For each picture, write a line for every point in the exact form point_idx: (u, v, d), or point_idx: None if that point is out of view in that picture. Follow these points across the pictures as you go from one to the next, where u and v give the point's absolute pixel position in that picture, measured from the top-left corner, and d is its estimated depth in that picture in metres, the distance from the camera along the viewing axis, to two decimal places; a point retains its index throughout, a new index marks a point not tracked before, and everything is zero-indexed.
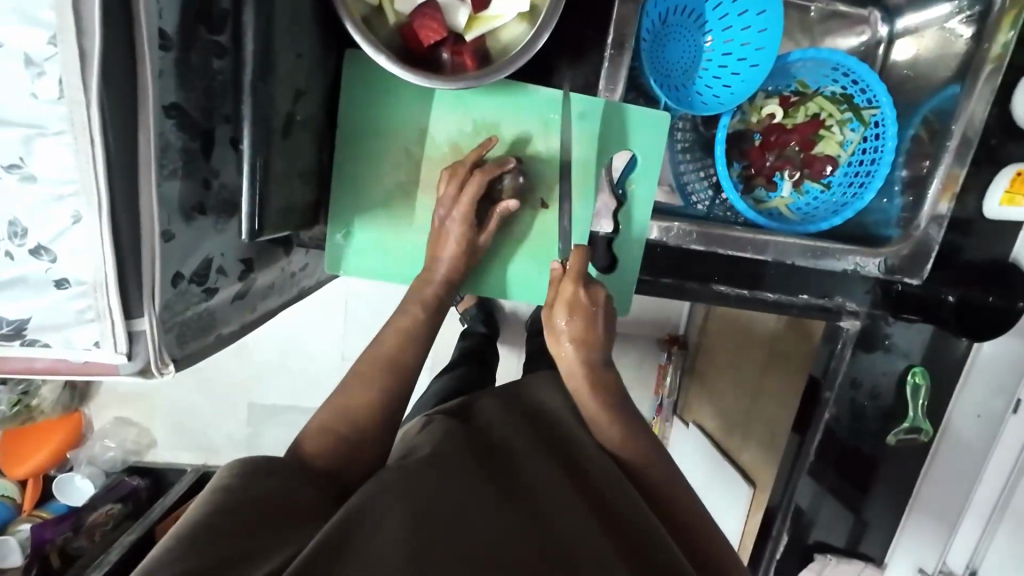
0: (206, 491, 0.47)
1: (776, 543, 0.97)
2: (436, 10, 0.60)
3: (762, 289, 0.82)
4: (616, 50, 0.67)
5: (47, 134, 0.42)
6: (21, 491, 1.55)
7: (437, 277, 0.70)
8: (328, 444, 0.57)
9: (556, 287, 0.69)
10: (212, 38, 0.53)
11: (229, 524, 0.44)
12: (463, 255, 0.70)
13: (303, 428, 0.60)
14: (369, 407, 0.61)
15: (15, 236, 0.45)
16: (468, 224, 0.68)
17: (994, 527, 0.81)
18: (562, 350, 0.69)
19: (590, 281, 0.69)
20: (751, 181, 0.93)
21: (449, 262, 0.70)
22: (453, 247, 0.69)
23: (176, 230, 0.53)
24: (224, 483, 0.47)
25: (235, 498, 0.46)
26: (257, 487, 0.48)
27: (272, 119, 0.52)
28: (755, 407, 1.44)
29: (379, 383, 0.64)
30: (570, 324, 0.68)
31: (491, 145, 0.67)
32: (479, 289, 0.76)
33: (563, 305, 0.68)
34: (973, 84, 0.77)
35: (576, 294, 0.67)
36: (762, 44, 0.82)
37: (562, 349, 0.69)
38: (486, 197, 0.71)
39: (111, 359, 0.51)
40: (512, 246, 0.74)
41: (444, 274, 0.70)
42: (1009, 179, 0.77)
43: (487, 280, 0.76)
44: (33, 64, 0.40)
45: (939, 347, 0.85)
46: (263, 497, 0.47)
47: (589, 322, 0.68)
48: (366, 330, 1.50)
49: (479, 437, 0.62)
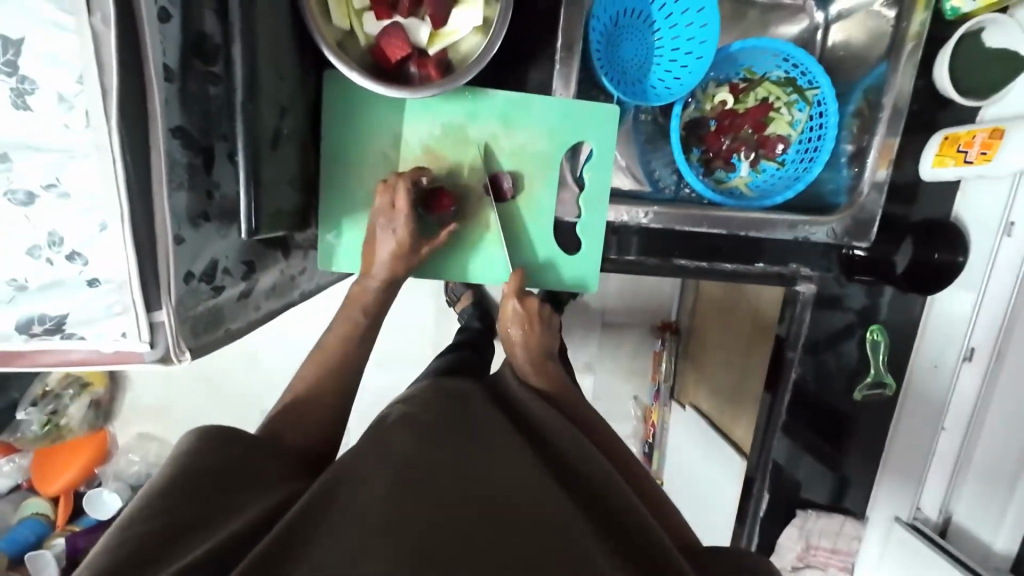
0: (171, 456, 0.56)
1: (758, 501, 1.02)
2: (400, 29, 0.69)
3: (720, 260, 0.88)
4: (566, 53, 0.74)
5: (77, 157, 0.51)
6: (55, 508, 1.62)
7: (376, 270, 0.77)
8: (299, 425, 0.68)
9: (500, 305, 0.82)
10: (207, 69, 0.62)
11: (190, 482, 0.53)
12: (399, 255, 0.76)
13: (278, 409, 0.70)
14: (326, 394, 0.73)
15: (53, 244, 0.54)
16: (403, 217, 0.74)
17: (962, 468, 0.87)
18: (512, 347, 0.83)
19: (525, 294, 0.82)
20: (710, 164, 1.00)
21: (389, 250, 0.76)
22: (390, 241, 0.75)
23: (186, 235, 0.61)
24: (184, 448, 0.57)
25: (200, 461, 0.55)
26: (221, 460, 0.56)
27: (260, 132, 0.61)
28: (743, 383, 1.50)
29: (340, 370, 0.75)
30: (516, 332, 0.81)
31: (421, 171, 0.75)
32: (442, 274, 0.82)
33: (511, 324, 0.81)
34: (898, 61, 0.83)
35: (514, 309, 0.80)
36: (705, 38, 0.90)
37: (514, 349, 0.83)
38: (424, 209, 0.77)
39: (136, 348, 0.59)
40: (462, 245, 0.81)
41: (383, 274, 0.77)
42: (938, 144, 0.82)
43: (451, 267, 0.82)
44: (65, 100, 0.49)
45: (894, 305, 0.91)
46: (225, 470, 0.55)
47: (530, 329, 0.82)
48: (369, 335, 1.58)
49: (440, 400, 0.71)
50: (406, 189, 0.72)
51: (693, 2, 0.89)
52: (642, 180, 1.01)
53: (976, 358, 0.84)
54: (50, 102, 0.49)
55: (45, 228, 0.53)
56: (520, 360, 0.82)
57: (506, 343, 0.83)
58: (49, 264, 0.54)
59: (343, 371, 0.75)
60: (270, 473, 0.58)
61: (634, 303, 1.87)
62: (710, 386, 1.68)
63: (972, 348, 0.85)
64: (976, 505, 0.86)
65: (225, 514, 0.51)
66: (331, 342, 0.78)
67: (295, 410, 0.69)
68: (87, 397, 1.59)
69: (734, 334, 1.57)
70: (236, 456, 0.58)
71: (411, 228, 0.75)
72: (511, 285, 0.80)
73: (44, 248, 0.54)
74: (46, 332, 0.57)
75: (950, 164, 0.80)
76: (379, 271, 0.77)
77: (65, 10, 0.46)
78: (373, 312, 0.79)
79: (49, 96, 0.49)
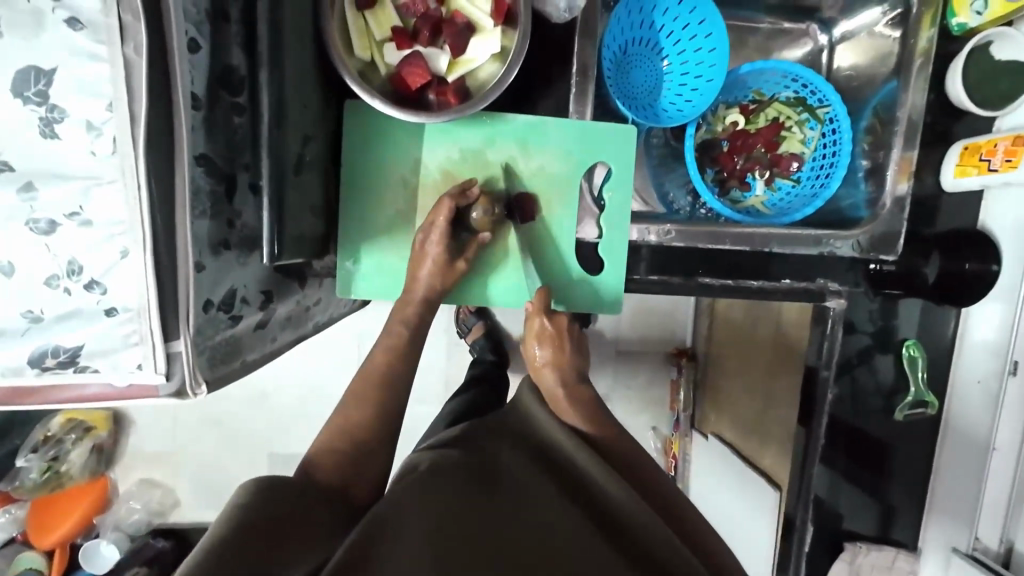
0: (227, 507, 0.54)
1: (802, 535, 0.95)
2: (421, 58, 0.70)
3: (746, 278, 0.86)
4: (581, 76, 0.75)
5: (102, 183, 0.50)
6: (49, 563, 1.55)
7: (417, 287, 0.75)
8: (339, 461, 0.65)
9: (527, 324, 0.78)
10: (233, 99, 0.63)
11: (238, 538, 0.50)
12: (439, 271, 0.75)
13: (323, 441, 0.67)
14: (371, 426, 0.69)
15: (72, 273, 0.52)
16: (445, 233, 0.73)
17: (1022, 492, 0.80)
18: (540, 372, 0.75)
19: (552, 312, 0.77)
20: (726, 184, 1.00)
21: (429, 266, 0.75)
22: (432, 257, 0.75)
23: (206, 262, 0.60)
24: (239, 500, 0.54)
25: (250, 514, 0.53)
26: (272, 507, 0.54)
27: (285, 159, 0.61)
28: (768, 410, 1.44)
29: (380, 399, 0.72)
30: (544, 352, 0.75)
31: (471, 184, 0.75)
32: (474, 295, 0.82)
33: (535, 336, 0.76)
34: (908, 77, 0.83)
35: (541, 326, 0.75)
36: (713, 62, 0.91)
37: (541, 373, 0.75)
38: (462, 224, 0.77)
39: (152, 380, 0.56)
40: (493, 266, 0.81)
41: (422, 294, 0.76)
42: (958, 155, 0.82)
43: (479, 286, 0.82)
44: (93, 128, 0.49)
45: (929, 318, 0.88)
46: (277, 515, 0.54)
47: (558, 349, 0.76)
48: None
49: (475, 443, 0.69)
50: (451, 206, 0.72)
51: (700, 28, 0.91)
52: (655, 203, 1.02)
53: (1022, 371, 0.80)
54: (79, 130, 0.49)
55: (65, 257, 0.52)
56: (552, 381, 0.74)
57: (533, 368, 0.76)
58: (67, 294, 0.53)
59: (388, 397, 0.72)
60: (321, 524, 0.57)
61: (648, 331, 1.84)
62: (733, 415, 1.62)
63: (1016, 360, 0.81)
64: None
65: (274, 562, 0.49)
66: (367, 363, 0.75)
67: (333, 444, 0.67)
68: (89, 442, 1.53)
69: (753, 360, 1.53)
70: (284, 508, 0.55)
71: (449, 246, 0.74)
72: (535, 302, 0.76)
73: (62, 277, 0.52)
74: (59, 365, 0.55)
75: (974, 173, 0.79)
76: (420, 287, 0.75)
77: (100, 41, 0.47)
78: (412, 331, 0.76)
79: (78, 124, 0.49)
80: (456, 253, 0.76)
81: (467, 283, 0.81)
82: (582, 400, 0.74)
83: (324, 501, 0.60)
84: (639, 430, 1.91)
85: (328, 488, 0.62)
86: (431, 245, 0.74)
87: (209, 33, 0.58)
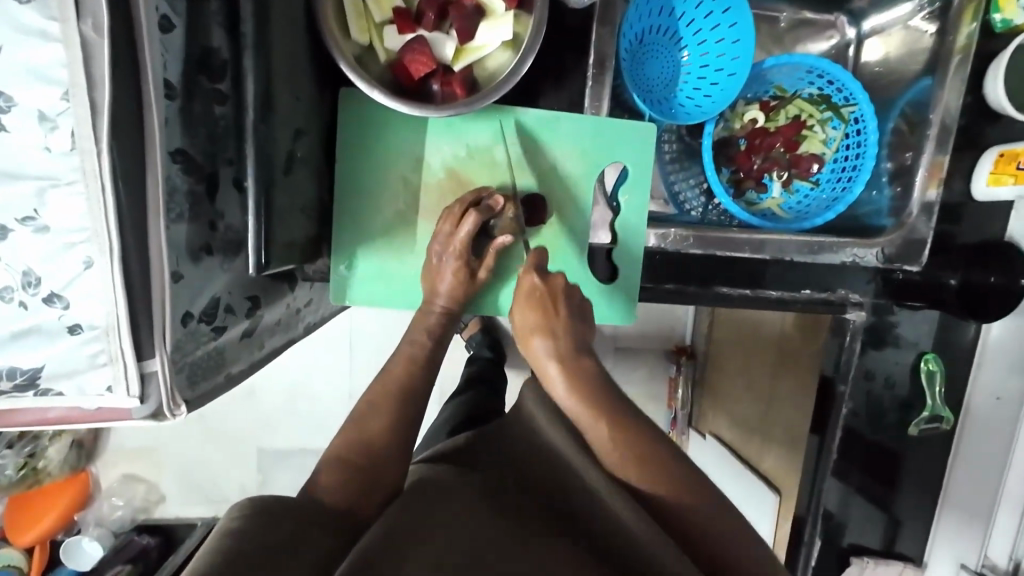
0: (214, 535, 0.44)
1: (809, 548, 0.93)
2: (425, 44, 0.64)
3: (765, 287, 0.82)
4: (599, 69, 0.69)
5: (60, 184, 0.43)
6: (28, 559, 1.49)
7: (438, 300, 0.71)
8: (346, 476, 0.57)
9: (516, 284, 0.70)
10: (213, 86, 0.56)
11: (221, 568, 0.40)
12: (462, 285, 0.70)
13: (324, 460, 0.59)
14: (387, 443, 0.61)
15: (29, 285, 0.46)
16: (465, 247, 0.68)
17: None
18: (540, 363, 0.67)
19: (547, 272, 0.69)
20: (742, 185, 0.95)
21: (448, 282, 0.70)
22: (449, 272, 0.70)
23: (184, 271, 0.54)
24: (231, 526, 0.44)
25: (243, 540, 0.43)
26: (273, 534, 0.45)
27: (274, 156, 0.55)
28: (771, 413, 1.42)
29: (393, 412, 0.65)
30: (531, 311, 0.67)
31: (489, 193, 0.69)
32: (480, 308, 0.75)
33: (522, 301, 0.68)
34: (945, 75, 0.79)
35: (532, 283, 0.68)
36: (737, 54, 0.85)
37: (529, 341, 0.67)
38: (481, 232, 0.71)
39: (124, 403, 0.51)
40: (508, 277, 0.75)
41: (444, 305, 0.71)
42: (993, 162, 0.77)
43: (488, 299, 0.76)
44: (47, 120, 0.42)
45: (948, 332, 0.85)
46: (275, 544, 0.44)
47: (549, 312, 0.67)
48: (370, 367, 1.49)
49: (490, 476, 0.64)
50: (472, 220, 0.66)
51: (724, 18, 0.85)
52: (667, 203, 0.97)
53: None
54: (30, 122, 0.42)
55: (18, 267, 0.45)
56: (551, 369, 0.65)
57: (536, 365, 0.67)
58: (23, 308, 0.46)
59: (407, 411, 0.66)
60: (325, 554, 0.47)
61: (648, 328, 1.80)
62: (734, 415, 1.59)
63: None
64: None
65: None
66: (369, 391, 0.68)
67: (337, 463, 0.58)
68: (67, 437, 1.46)
69: (756, 361, 1.51)
70: (282, 532, 0.45)
71: (467, 260, 0.69)
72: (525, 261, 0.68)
73: (16, 290, 0.46)
74: (18, 388, 0.49)
75: (1009, 182, 0.76)
76: (442, 303, 0.70)
77: (52, 17, 0.40)
78: (434, 342, 0.72)
79: (29, 115, 0.42)
80: (474, 264, 0.70)
81: (478, 297, 0.75)
82: (590, 387, 0.64)
83: (329, 527, 0.50)
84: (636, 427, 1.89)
85: (336, 512, 0.52)
86: (450, 259, 0.69)
87: (184, 10, 0.51)
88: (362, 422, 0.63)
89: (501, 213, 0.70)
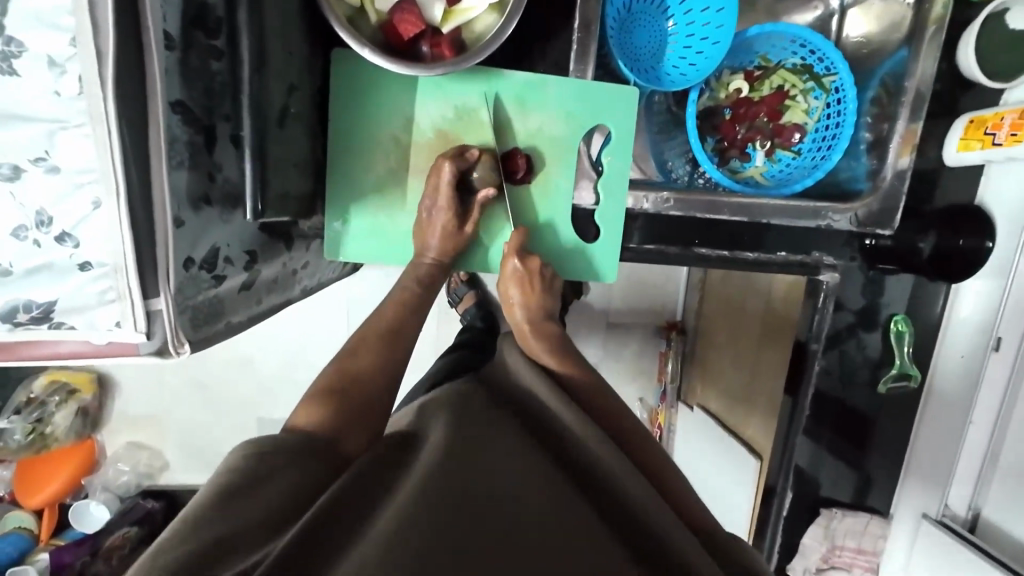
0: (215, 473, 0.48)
1: (781, 500, 0.98)
2: (414, 6, 0.66)
3: (743, 250, 0.85)
4: (583, 32, 0.71)
5: (69, 127, 0.47)
6: (38, 521, 1.55)
7: (429, 253, 0.75)
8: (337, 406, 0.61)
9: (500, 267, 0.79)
10: (210, 42, 0.58)
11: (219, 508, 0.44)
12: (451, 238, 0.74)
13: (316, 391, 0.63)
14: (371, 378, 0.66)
15: (41, 224, 0.49)
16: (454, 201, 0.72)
17: (992, 460, 0.83)
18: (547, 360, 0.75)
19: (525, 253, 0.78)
20: (726, 154, 0.98)
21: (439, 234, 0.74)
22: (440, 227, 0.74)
23: (185, 218, 0.57)
24: (229, 463, 0.48)
25: (234, 478, 0.47)
26: (261, 468, 0.48)
27: (268, 108, 0.58)
28: (755, 383, 1.47)
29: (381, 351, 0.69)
30: (515, 292, 0.79)
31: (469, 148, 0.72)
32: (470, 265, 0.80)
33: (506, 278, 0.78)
34: (920, 45, 0.81)
35: (515, 269, 0.77)
36: (721, 23, 0.87)
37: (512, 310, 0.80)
38: (463, 189, 0.75)
39: (132, 338, 0.54)
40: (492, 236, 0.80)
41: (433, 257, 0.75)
42: (963, 128, 0.80)
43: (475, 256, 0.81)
44: (56, 65, 0.45)
45: (918, 294, 0.89)
46: (266, 478, 0.48)
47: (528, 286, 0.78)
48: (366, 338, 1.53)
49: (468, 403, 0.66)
50: (451, 170, 0.70)
51: None
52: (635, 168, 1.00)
53: (1004, 348, 0.81)
54: (40, 67, 0.45)
55: (32, 207, 0.49)
56: (550, 366, 0.73)
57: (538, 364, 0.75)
58: (37, 246, 0.50)
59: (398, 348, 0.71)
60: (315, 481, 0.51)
61: (639, 304, 1.84)
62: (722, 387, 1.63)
63: (1000, 338, 0.82)
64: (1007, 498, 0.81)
65: (244, 533, 0.42)
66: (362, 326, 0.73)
67: (329, 396, 0.62)
68: (73, 405, 1.51)
69: (743, 335, 1.55)
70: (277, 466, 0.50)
71: (456, 212, 0.73)
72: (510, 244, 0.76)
73: (30, 229, 0.49)
74: (33, 320, 0.53)
75: (977, 147, 0.78)
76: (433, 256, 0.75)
77: None
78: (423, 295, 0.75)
79: (39, 60, 0.45)
80: (460, 218, 0.75)
81: (468, 253, 0.79)
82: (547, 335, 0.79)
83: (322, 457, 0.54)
84: (626, 401, 1.94)
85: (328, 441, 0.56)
86: (442, 213, 0.73)
87: None
88: (356, 357, 0.68)
89: (479, 169, 0.73)
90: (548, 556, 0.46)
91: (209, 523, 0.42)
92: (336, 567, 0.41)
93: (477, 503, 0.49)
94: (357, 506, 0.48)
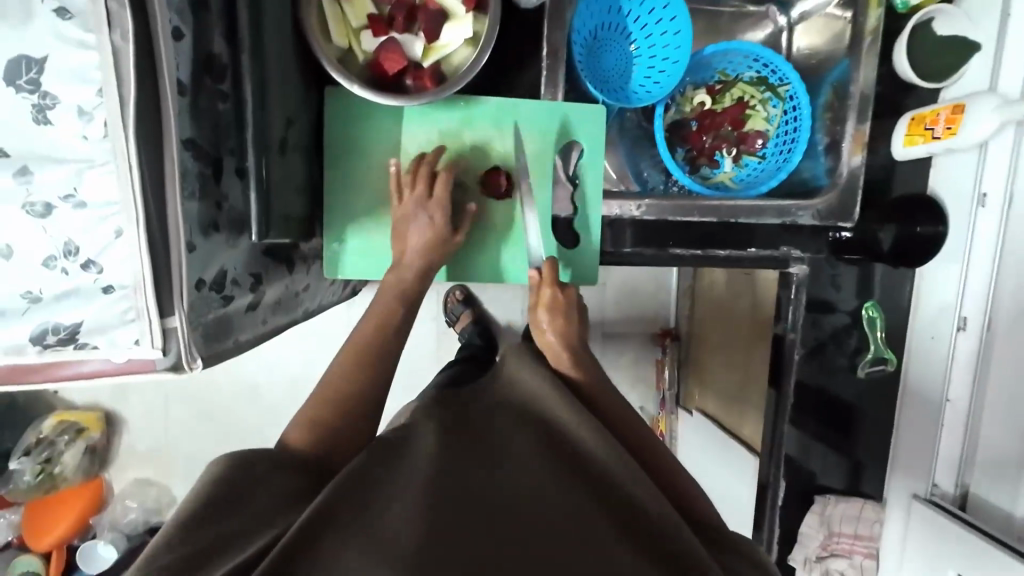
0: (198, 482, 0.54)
1: (776, 489, 1.01)
2: (396, 45, 0.74)
3: (714, 247, 0.91)
4: (551, 59, 0.79)
5: (95, 166, 0.53)
6: (46, 565, 1.53)
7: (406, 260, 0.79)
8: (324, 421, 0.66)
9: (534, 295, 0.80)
10: (216, 86, 0.65)
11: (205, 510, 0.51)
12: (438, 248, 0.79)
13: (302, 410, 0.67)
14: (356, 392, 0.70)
15: (69, 254, 0.55)
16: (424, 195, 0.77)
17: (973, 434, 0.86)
18: (560, 359, 0.75)
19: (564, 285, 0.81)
20: (696, 161, 1.06)
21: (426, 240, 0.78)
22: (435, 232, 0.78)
23: (197, 243, 0.63)
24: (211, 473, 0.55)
25: (219, 485, 0.53)
26: (243, 476, 0.55)
27: (269, 141, 0.64)
28: (749, 382, 1.50)
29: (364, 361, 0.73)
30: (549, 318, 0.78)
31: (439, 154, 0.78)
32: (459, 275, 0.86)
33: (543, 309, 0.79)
34: (859, 56, 0.88)
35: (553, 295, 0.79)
36: (680, 43, 0.95)
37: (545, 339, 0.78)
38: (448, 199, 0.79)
39: (150, 355, 0.59)
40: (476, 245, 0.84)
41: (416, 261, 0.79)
42: (907, 125, 0.87)
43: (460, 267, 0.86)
44: (84, 113, 0.51)
45: (884, 280, 0.95)
46: (248, 484, 0.54)
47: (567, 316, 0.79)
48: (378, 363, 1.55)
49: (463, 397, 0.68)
50: (444, 176, 0.77)
51: (665, 13, 0.95)
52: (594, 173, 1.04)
53: (970, 326, 0.86)
54: (70, 115, 0.51)
55: (61, 238, 0.54)
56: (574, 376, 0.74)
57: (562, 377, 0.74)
58: (65, 274, 0.55)
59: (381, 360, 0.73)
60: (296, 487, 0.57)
61: (632, 313, 1.89)
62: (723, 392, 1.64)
63: (966, 317, 0.87)
64: (988, 470, 0.84)
65: (240, 541, 0.49)
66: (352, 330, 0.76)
67: (316, 409, 0.67)
68: (81, 443, 1.53)
69: (733, 335, 1.59)
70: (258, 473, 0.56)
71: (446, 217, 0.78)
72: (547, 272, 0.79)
73: (60, 258, 0.55)
74: (60, 342, 0.58)
75: (920, 141, 0.85)
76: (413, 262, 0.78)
77: (88, 29, 0.50)
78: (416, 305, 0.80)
79: (70, 109, 0.51)
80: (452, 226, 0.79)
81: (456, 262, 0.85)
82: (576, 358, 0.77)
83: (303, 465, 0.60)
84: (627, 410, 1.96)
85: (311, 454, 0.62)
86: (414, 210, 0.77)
87: (192, 23, 0.61)
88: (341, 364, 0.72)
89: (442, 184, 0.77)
90: (520, 532, 0.51)
91: (199, 523, 0.49)
92: (320, 550, 0.47)
93: (478, 499, 0.53)
94: (342, 495, 0.52)
